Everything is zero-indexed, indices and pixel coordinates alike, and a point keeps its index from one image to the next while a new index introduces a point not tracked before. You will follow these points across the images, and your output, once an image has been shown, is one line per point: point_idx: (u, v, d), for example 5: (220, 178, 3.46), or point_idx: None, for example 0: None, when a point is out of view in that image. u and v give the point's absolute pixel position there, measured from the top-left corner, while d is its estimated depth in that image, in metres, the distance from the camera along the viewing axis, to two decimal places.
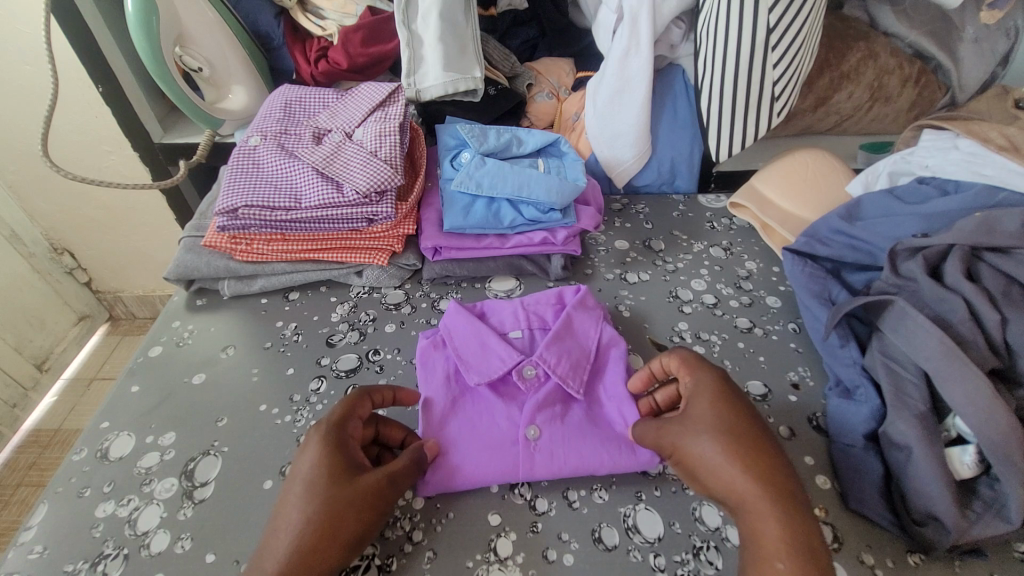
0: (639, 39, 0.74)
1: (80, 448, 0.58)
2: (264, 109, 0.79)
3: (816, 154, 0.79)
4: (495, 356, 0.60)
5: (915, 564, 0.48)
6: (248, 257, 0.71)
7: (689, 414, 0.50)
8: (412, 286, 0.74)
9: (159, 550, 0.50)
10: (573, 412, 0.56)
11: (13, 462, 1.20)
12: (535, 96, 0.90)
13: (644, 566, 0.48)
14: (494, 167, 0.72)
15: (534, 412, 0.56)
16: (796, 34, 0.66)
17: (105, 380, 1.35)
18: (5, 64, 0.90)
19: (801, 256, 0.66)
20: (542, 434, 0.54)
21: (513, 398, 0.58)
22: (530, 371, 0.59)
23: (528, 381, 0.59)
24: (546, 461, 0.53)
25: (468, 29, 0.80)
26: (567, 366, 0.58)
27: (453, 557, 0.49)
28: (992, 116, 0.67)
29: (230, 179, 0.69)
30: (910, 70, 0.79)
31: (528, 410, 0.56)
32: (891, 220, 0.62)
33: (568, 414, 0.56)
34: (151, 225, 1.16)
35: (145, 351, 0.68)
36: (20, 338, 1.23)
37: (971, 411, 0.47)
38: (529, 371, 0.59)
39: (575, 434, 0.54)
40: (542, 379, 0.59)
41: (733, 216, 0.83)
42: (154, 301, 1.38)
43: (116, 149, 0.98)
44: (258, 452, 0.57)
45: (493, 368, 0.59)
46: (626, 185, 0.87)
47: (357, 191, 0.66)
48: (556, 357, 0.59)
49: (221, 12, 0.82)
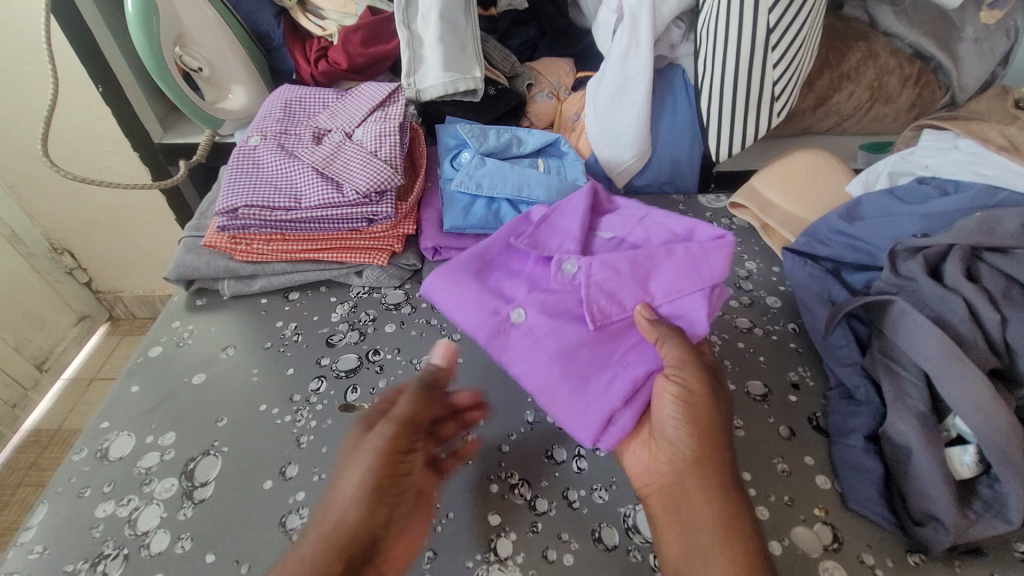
0: (639, 38, 0.74)
1: (80, 448, 0.58)
2: (264, 109, 0.79)
3: (816, 153, 0.79)
4: (558, 235, 0.61)
5: (915, 564, 0.48)
6: (248, 257, 0.71)
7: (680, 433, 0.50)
8: (412, 286, 0.74)
9: (159, 549, 0.50)
10: (572, 331, 0.54)
11: (13, 462, 1.21)
12: (535, 95, 0.90)
13: (644, 566, 0.48)
14: (494, 167, 0.72)
15: (531, 300, 0.57)
16: (796, 35, 0.66)
17: (105, 380, 1.35)
18: (5, 64, 0.90)
19: (801, 256, 0.66)
20: (525, 319, 0.55)
21: (539, 281, 0.59)
22: (568, 266, 0.58)
23: (559, 275, 0.58)
24: (513, 347, 0.55)
25: (469, 29, 0.80)
26: (602, 291, 0.55)
27: (453, 557, 0.49)
28: (992, 116, 0.67)
29: (230, 179, 0.69)
30: (910, 70, 0.79)
31: (529, 295, 0.57)
32: (892, 220, 0.62)
33: (563, 331, 0.54)
34: (152, 226, 1.16)
35: (145, 351, 0.68)
36: (20, 338, 1.23)
37: (971, 412, 0.47)
38: (567, 265, 0.58)
39: (547, 352, 0.53)
40: (571, 283, 0.58)
41: (733, 216, 0.83)
42: (154, 301, 1.38)
43: (116, 149, 0.98)
44: (258, 452, 0.57)
45: (547, 240, 0.60)
46: (626, 185, 0.87)
47: (357, 191, 0.66)
48: (601, 274, 0.56)
49: (221, 12, 0.82)
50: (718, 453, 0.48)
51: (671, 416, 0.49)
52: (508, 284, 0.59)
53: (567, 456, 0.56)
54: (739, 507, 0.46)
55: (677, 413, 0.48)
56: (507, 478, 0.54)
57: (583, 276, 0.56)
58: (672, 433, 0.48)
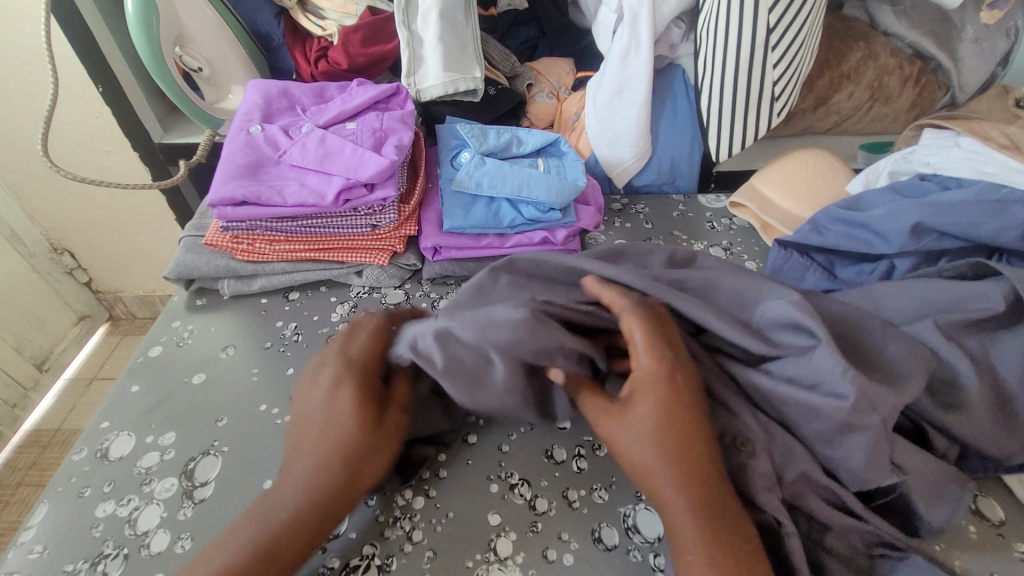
0: (639, 39, 0.74)
1: (80, 448, 0.58)
2: (262, 89, 0.75)
3: (817, 154, 0.79)
4: (343, 156, 0.67)
5: None
6: (249, 257, 0.71)
7: (644, 428, 0.43)
8: (412, 286, 0.74)
9: (159, 549, 0.50)
10: (300, 145, 0.69)
11: (13, 462, 1.21)
12: (535, 96, 0.90)
13: (644, 565, 0.48)
14: (494, 167, 0.73)
15: (332, 119, 0.73)
16: (795, 35, 0.66)
17: (105, 380, 1.35)
18: (5, 64, 0.90)
19: (791, 248, 0.67)
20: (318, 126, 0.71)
21: (330, 134, 0.70)
22: (328, 135, 0.70)
23: (325, 138, 0.69)
24: (280, 122, 0.73)
25: (468, 29, 0.80)
26: (306, 151, 0.68)
27: (453, 557, 0.49)
28: (992, 116, 0.68)
29: (225, 169, 0.67)
30: (910, 70, 0.79)
31: (314, 136, 0.70)
32: (895, 208, 0.60)
33: (308, 140, 0.69)
34: (151, 225, 1.16)
35: (145, 351, 0.68)
36: (20, 338, 1.23)
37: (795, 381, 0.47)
38: (336, 134, 0.71)
39: (313, 136, 0.70)
40: (312, 135, 0.70)
41: (733, 216, 0.83)
42: (154, 301, 1.38)
43: (116, 149, 0.99)
44: (257, 452, 0.57)
45: (335, 140, 0.69)
46: (626, 185, 0.87)
47: (343, 180, 0.65)
48: (312, 144, 0.69)
49: (221, 11, 0.83)
50: (676, 449, 0.42)
51: (625, 455, 0.44)
52: (303, 138, 0.70)
53: (567, 456, 0.56)
54: (719, 515, 0.41)
55: (660, 438, 0.43)
56: (507, 477, 0.54)
57: (324, 141, 0.69)
58: (636, 455, 0.43)
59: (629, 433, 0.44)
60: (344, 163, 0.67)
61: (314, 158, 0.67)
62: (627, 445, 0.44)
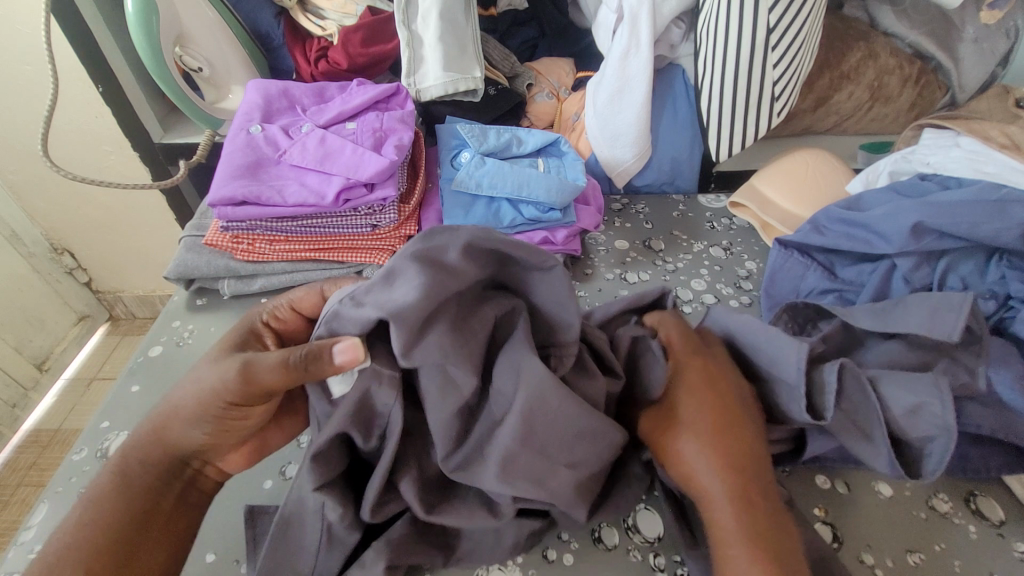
0: (639, 39, 0.75)
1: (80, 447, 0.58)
2: (263, 89, 0.75)
3: (817, 153, 0.79)
4: (343, 156, 0.67)
5: (915, 564, 0.48)
6: (249, 257, 0.71)
7: (685, 416, 0.46)
8: None
9: None
10: (300, 145, 0.69)
11: (14, 462, 1.21)
12: (535, 96, 0.90)
13: (644, 565, 0.48)
14: (494, 167, 0.73)
15: (332, 120, 0.73)
16: (795, 34, 0.66)
17: (104, 380, 1.35)
18: (5, 64, 0.90)
19: (790, 248, 0.67)
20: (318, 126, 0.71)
21: (330, 134, 0.70)
22: (328, 135, 0.69)
23: (325, 138, 0.69)
24: (280, 121, 0.73)
25: (469, 29, 0.80)
26: (306, 151, 0.68)
27: None
28: (992, 116, 0.68)
29: (225, 169, 0.67)
30: (910, 70, 0.79)
31: (314, 136, 0.69)
32: (894, 208, 0.60)
33: (308, 140, 0.69)
34: (151, 225, 1.16)
35: (145, 351, 0.68)
36: (20, 338, 1.23)
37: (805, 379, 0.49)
38: (336, 134, 0.71)
39: (312, 136, 0.70)
40: (311, 135, 0.70)
41: (733, 216, 0.83)
42: (154, 301, 1.38)
43: (116, 149, 0.99)
44: None
45: (334, 139, 0.69)
46: (626, 185, 0.87)
47: (342, 180, 0.65)
48: (312, 144, 0.69)
49: (221, 11, 0.83)
50: (725, 443, 0.44)
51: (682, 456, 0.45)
52: (303, 138, 0.69)
53: None
54: (766, 513, 0.41)
55: (714, 437, 0.44)
56: None
57: (324, 142, 0.69)
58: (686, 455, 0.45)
59: (693, 442, 0.44)
60: (344, 163, 0.67)
61: (314, 158, 0.67)
62: (685, 446, 0.45)
